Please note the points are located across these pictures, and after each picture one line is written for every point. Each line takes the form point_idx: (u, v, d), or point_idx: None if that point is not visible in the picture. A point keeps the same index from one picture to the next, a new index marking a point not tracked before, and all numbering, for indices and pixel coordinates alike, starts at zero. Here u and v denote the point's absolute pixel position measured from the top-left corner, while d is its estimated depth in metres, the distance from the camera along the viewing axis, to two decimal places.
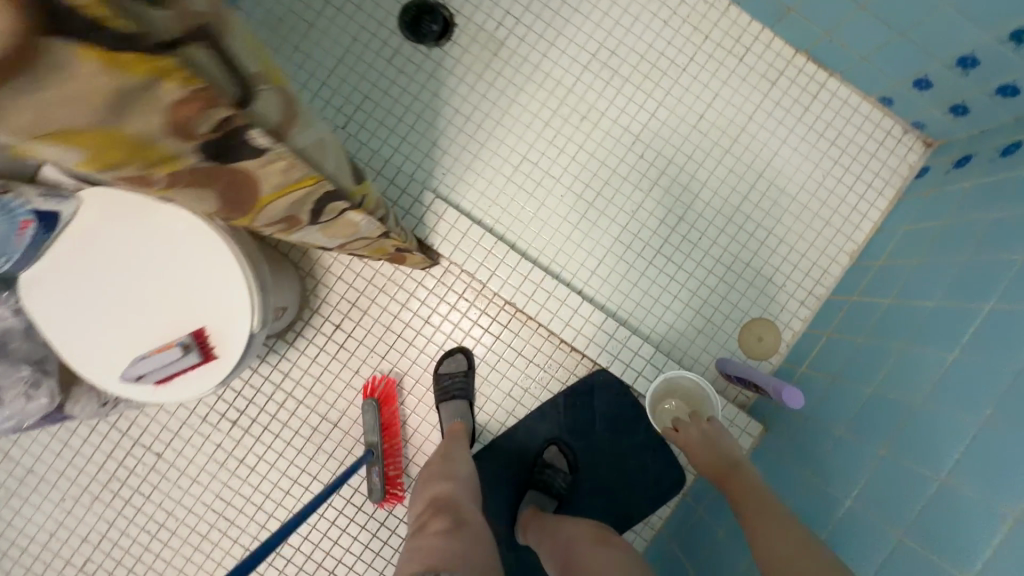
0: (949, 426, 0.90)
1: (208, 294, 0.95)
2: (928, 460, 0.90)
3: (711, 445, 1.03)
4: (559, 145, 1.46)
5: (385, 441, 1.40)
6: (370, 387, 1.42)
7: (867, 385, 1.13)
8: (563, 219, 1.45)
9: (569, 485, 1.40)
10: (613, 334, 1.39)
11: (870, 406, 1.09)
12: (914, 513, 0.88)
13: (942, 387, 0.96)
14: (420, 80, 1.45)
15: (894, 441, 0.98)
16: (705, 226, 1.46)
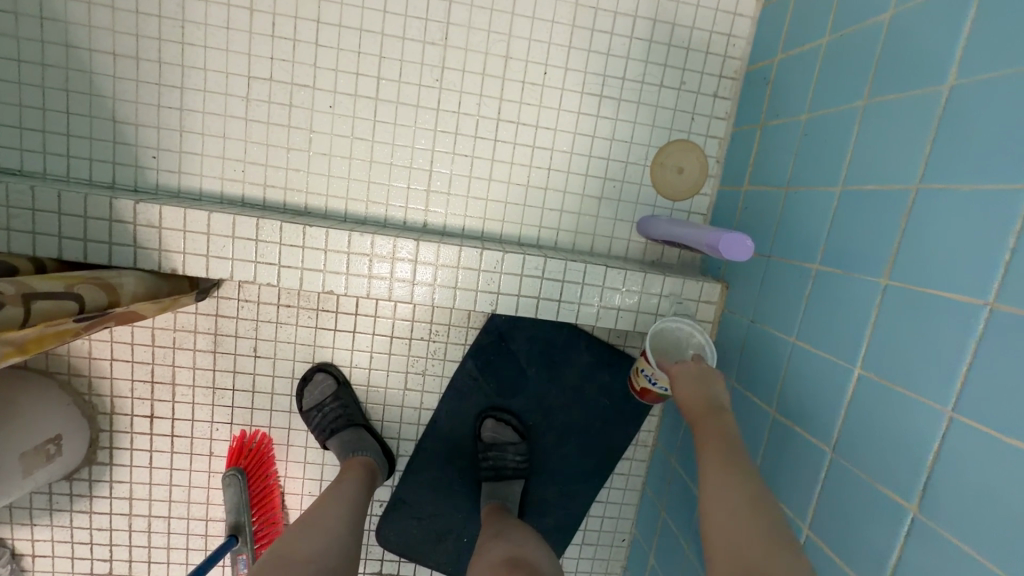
0: (983, 208, 0.55)
1: None
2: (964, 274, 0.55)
3: (698, 381, 0.80)
4: (287, 34, 0.93)
5: (258, 518, 1.04)
6: (238, 450, 1.03)
7: (834, 185, 0.76)
8: (351, 138, 0.97)
9: (526, 453, 1.10)
10: (478, 266, 0.97)
11: (846, 215, 0.73)
12: (961, 371, 0.55)
13: (950, 147, 0.59)
14: (32, 34, 0.90)
15: (899, 258, 0.63)
16: (547, 52, 0.98)
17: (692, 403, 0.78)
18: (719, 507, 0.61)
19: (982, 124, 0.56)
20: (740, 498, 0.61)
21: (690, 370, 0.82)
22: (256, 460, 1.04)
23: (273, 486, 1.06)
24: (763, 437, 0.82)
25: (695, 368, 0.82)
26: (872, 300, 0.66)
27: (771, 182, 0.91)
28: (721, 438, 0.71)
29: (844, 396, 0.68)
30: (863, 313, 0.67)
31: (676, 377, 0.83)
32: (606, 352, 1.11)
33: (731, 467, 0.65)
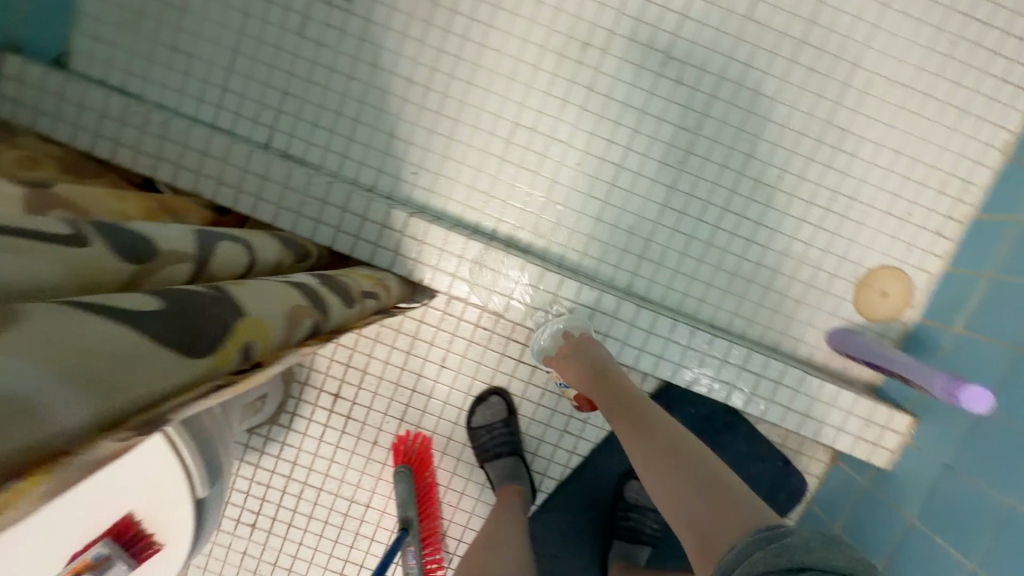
0: None
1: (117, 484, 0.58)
2: None
3: (581, 361, 0.91)
4: (560, 95, 1.02)
5: (422, 513, 1.09)
6: (401, 450, 1.11)
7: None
8: (586, 196, 1.05)
9: (663, 523, 1.12)
10: (686, 341, 1.04)
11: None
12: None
13: None
14: (350, 50, 1.03)
15: None
16: (787, 159, 1.03)
17: (591, 389, 0.89)
18: (659, 488, 0.73)
19: None
20: (668, 482, 0.72)
21: (575, 356, 0.93)
22: (415, 458, 1.10)
23: (431, 485, 1.12)
24: None
25: (573, 348, 0.94)
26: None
27: (997, 338, 0.91)
28: (625, 412, 0.83)
29: None
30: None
31: (565, 368, 0.94)
32: (762, 445, 1.13)
33: (648, 444, 0.77)
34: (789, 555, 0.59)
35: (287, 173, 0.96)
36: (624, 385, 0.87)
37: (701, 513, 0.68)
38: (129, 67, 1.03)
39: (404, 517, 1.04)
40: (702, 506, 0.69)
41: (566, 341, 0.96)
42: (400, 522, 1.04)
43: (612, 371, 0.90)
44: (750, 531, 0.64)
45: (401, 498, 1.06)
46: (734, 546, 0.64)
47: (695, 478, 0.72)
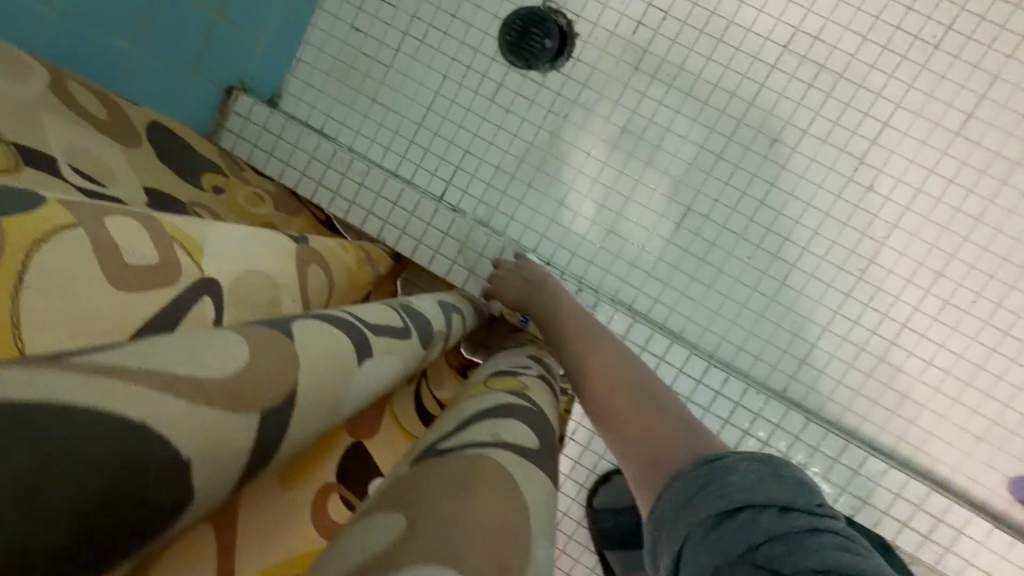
0: None
1: None
2: None
3: (524, 286, 0.89)
4: (740, 186, 1.00)
5: None
6: None
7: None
8: (752, 290, 1.01)
9: None
10: (850, 463, 0.96)
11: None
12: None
13: None
14: (536, 119, 1.05)
15: None
16: (983, 283, 0.95)
17: (542, 312, 0.80)
18: (595, 382, 0.59)
19: None
20: (601, 384, 0.58)
21: (522, 285, 0.89)
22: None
23: None
24: None
25: (524, 277, 0.90)
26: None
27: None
28: (577, 336, 0.69)
29: None
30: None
31: (511, 285, 0.90)
32: None
33: (586, 365, 0.62)
34: (725, 496, 0.40)
35: (467, 233, 1.03)
36: (577, 314, 0.75)
37: (625, 409, 0.54)
38: (327, 110, 1.08)
39: None
40: (631, 413, 0.54)
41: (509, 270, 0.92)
42: None
43: (566, 302, 0.80)
44: (696, 451, 0.47)
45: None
46: (679, 465, 0.46)
47: (628, 399, 0.55)
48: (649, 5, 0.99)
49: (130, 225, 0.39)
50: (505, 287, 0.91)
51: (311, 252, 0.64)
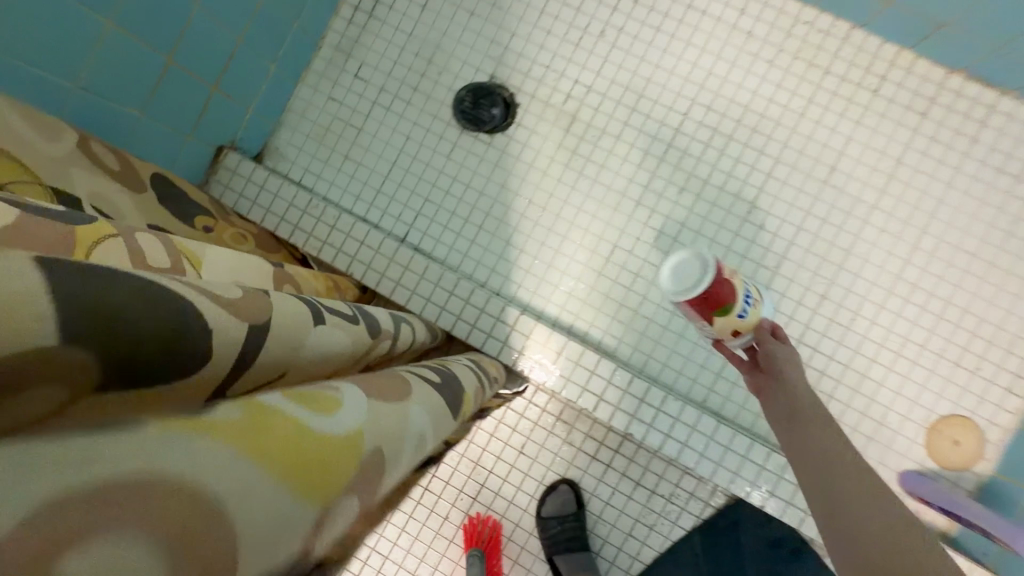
0: None
1: None
2: None
3: (803, 382, 0.67)
4: (657, 227, 1.19)
5: None
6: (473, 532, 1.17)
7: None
8: (673, 314, 1.17)
9: None
10: (762, 463, 1.10)
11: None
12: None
13: None
14: (485, 172, 1.23)
15: None
16: (858, 304, 1.14)
17: (790, 393, 0.66)
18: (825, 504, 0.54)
19: None
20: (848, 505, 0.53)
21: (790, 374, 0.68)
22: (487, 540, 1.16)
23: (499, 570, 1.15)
24: None
25: (775, 381, 0.69)
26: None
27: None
28: (799, 427, 0.62)
29: None
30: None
31: (791, 369, 0.69)
32: None
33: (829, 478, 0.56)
34: None
35: (424, 267, 1.18)
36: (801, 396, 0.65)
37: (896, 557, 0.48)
38: (305, 165, 1.26)
39: None
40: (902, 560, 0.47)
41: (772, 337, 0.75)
42: None
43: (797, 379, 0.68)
44: None
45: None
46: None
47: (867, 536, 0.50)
48: (576, 82, 1.22)
49: (149, 241, 0.53)
50: (791, 374, 0.68)
51: (282, 274, 0.78)
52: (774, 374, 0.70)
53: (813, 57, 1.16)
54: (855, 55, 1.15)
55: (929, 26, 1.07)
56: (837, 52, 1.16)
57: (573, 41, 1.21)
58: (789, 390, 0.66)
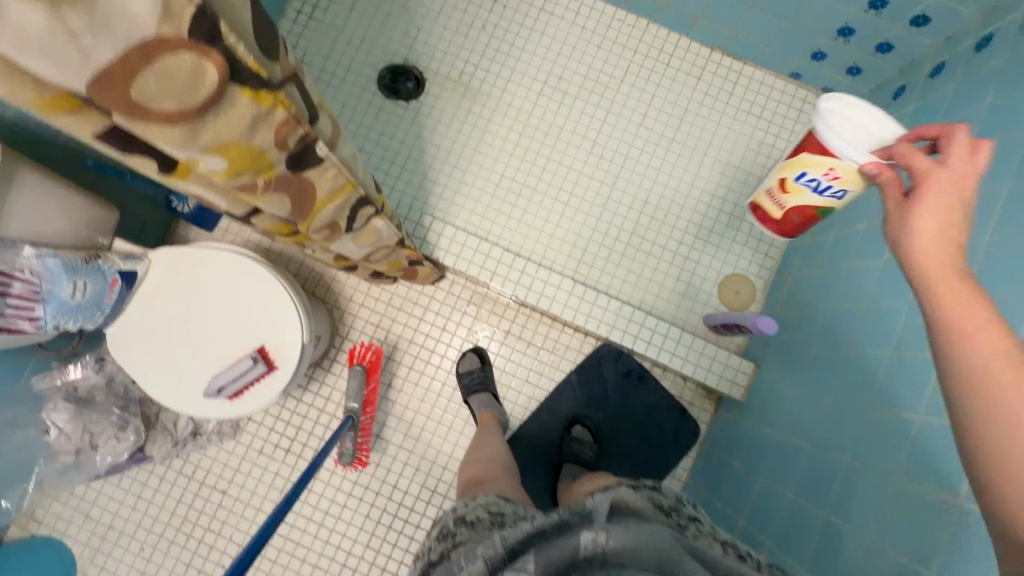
0: (887, 316, 1.08)
1: (253, 309, 1.15)
2: (878, 341, 1.08)
3: (943, 223, 0.62)
4: (531, 160, 1.66)
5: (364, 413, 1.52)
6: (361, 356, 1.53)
7: (872, 310, 1.14)
8: (546, 220, 1.63)
9: (596, 453, 1.53)
10: (613, 311, 1.53)
11: (871, 325, 1.12)
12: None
13: (886, 274, 1.15)
14: (404, 127, 1.67)
15: (862, 333, 1.14)
16: (668, 204, 1.65)
17: (918, 250, 0.62)
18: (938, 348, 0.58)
19: (879, 276, 1.16)
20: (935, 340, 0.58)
21: (957, 203, 0.63)
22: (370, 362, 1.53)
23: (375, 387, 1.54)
24: (768, 457, 1.28)
25: (953, 207, 0.63)
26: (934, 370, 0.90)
27: (808, 308, 1.38)
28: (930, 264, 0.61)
29: (812, 422, 1.19)
30: (907, 429, 0.91)
31: (928, 204, 0.63)
32: (665, 396, 1.59)
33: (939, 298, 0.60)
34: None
35: None
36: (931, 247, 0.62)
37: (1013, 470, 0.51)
38: None
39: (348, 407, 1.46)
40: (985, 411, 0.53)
41: (932, 163, 0.66)
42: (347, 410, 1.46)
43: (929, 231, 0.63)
44: None
45: (352, 392, 1.48)
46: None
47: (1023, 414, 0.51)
48: (467, 62, 1.70)
49: None
50: (915, 217, 0.63)
51: None
52: (941, 191, 0.63)
53: (626, 42, 1.70)
54: (653, 40, 1.70)
55: (689, 19, 1.63)
56: (640, 38, 1.70)
57: (462, 34, 1.70)
58: (906, 232, 0.64)
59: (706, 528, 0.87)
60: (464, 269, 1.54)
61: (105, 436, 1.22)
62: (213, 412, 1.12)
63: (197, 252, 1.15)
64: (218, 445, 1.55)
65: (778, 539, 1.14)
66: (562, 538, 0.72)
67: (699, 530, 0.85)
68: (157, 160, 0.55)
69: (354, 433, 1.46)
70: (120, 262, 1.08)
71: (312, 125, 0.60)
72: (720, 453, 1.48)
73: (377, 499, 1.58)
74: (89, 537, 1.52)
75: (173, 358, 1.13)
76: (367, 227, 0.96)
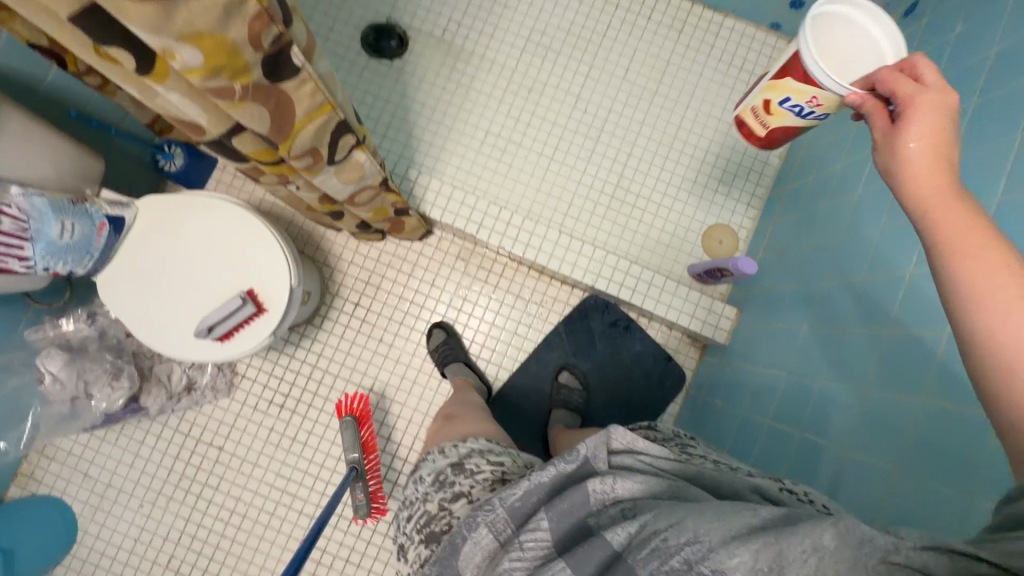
0: (860, 243, 1.11)
1: (240, 254, 1.16)
2: (852, 267, 1.11)
3: (934, 151, 0.59)
4: (515, 116, 1.68)
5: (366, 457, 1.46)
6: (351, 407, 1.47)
7: (847, 241, 1.16)
8: (531, 175, 1.65)
9: (586, 400, 1.60)
10: (599, 260, 1.55)
11: (846, 254, 1.15)
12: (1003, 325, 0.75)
13: (859, 206, 1.17)
14: (388, 86, 1.68)
15: (837, 263, 1.17)
16: (652, 157, 1.67)
17: (912, 178, 0.59)
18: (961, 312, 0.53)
19: (852, 208, 1.19)
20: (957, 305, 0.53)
21: (943, 123, 0.59)
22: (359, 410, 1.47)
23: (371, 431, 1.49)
24: (750, 392, 1.31)
25: (940, 129, 0.59)
26: (902, 284, 0.94)
27: (788, 250, 1.41)
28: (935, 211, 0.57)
29: (790, 352, 1.22)
30: (877, 341, 0.95)
31: (913, 130, 0.60)
32: (651, 345, 1.62)
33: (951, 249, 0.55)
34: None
35: None
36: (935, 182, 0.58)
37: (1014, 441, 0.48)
38: None
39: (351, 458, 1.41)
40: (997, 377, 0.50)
41: (913, 86, 0.61)
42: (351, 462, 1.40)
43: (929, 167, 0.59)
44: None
45: (349, 443, 1.43)
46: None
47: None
48: (450, 20, 1.70)
49: None
50: (904, 145, 0.60)
51: None
52: (924, 115, 0.59)
53: None
54: None
55: None
56: None
57: None
58: (898, 162, 0.60)
59: (700, 455, 0.86)
60: (451, 222, 1.55)
61: (99, 383, 1.23)
62: (204, 355, 1.14)
63: (182, 199, 1.17)
64: (212, 402, 1.57)
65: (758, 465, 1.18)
66: (570, 491, 0.67)
67: (696, 458, 0.83)
68: (136, 54, 0.58)
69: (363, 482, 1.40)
70: (108, 207, 1.10)
71: (286, 27, 0.62)
72: (705, 396, 1.52)
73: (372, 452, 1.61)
74: (89, 495, 1.55)
75: (176, 308, 1.15)
76: (349, 162, 0.98)
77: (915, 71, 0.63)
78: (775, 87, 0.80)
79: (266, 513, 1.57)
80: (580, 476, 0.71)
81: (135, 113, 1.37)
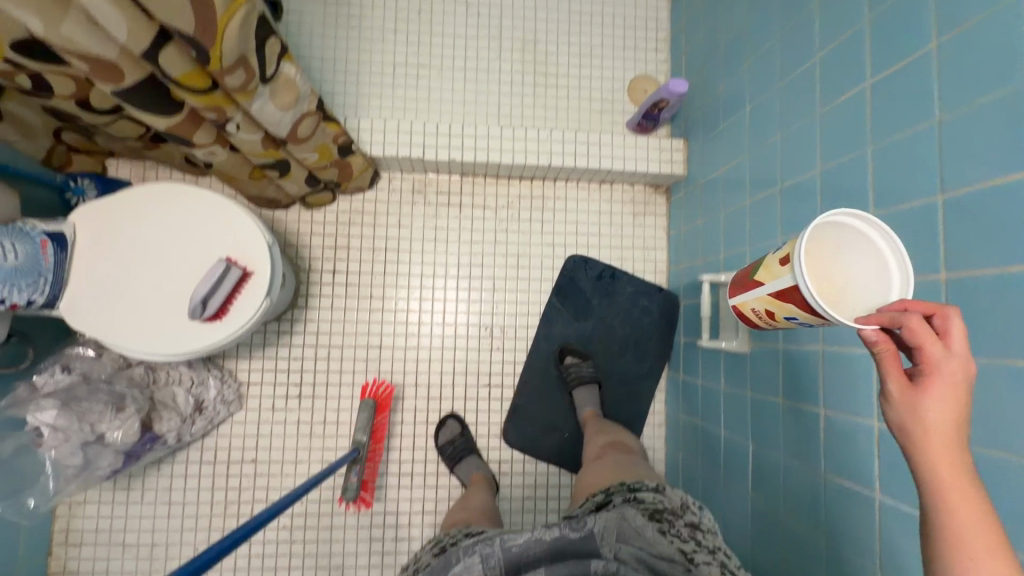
0: (766, 12, 1.20)
1: (204, 233, 1.10)
2: (766, 35, 1.20)
3: (955, 413, 0.58)
4: (416, 41, 1.66)
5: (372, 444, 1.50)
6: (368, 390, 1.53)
7: (754, 19, 1.25)
8: (452, 91, 1.66)
9: (591, 303, 1.66)
10: (548, 139, 1.57)
11: (757, 28, 1.23)
12: (936, 93, 0.77)
13: None
14: None
15: (751, 43, 1.26)
16: (557, 36, 1.71)
17: (930, 441, 0.58)
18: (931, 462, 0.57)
19: None
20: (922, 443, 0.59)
21: (964, 397, 0.58)
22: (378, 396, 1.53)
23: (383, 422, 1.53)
24: (720, 193, 1.40)
25: (961, 401, 0.58)
26: (816, 12, 1.02)
27: (706, 64, 1.49)
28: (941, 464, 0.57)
29: (739, 136, 1.30)
30: (811, 68, 1.04)
31: (939, 399, 0.59)
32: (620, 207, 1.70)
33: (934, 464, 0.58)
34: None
35: None
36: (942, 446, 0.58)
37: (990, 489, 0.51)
38: None
39: (356, 440, 1.45)
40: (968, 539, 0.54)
41: (940, 349, 0.60)
42: (355, 443, 1.45)
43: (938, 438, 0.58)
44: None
45: (362, 425, 1.47)
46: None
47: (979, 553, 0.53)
48: None
49: None
50: (925, 409, 0.59)
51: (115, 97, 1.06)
52: (950, 386, 0.59)
53: None
54: None
55: None
56: None
57: None
58: (918, 419, 0.59)
59: (704, 543, 0.82)
60: (395, 153, 1.53)
61: (103, 420, 1.14)
62: (208, 339, 1.08)
63: (118, 200, 1.09)
64: (228, 419, 1.50)
65: (754, 240, 1.23)
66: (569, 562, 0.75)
67: (702, 546, 0.81)
68: None
69: (359, 465, 1.43)
70: (43, 224, 1.02)
71: None
72: (684, 228, 1.61)
73: (405, 405, 1.59)
74: (137, 562, 1.45)
75: (140, 305, 1.08)
76: (281, 78, 0.96)
77: (946, 328, 0.60)
78: (776, 302, 0.88)
79: (327, 501, 1.53)
80: (585, 550, 0.79)
81: (26, 149, 1.27)
